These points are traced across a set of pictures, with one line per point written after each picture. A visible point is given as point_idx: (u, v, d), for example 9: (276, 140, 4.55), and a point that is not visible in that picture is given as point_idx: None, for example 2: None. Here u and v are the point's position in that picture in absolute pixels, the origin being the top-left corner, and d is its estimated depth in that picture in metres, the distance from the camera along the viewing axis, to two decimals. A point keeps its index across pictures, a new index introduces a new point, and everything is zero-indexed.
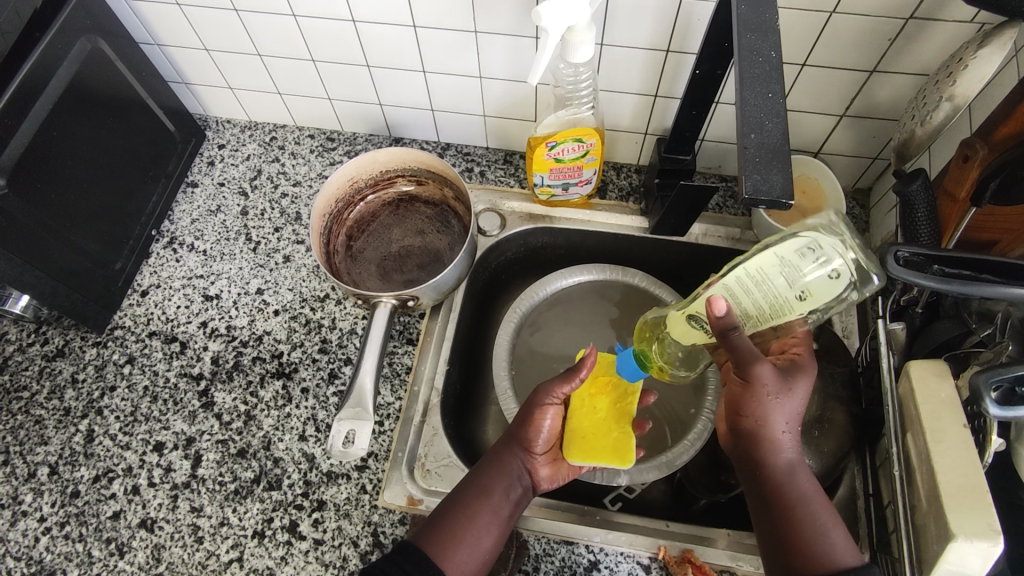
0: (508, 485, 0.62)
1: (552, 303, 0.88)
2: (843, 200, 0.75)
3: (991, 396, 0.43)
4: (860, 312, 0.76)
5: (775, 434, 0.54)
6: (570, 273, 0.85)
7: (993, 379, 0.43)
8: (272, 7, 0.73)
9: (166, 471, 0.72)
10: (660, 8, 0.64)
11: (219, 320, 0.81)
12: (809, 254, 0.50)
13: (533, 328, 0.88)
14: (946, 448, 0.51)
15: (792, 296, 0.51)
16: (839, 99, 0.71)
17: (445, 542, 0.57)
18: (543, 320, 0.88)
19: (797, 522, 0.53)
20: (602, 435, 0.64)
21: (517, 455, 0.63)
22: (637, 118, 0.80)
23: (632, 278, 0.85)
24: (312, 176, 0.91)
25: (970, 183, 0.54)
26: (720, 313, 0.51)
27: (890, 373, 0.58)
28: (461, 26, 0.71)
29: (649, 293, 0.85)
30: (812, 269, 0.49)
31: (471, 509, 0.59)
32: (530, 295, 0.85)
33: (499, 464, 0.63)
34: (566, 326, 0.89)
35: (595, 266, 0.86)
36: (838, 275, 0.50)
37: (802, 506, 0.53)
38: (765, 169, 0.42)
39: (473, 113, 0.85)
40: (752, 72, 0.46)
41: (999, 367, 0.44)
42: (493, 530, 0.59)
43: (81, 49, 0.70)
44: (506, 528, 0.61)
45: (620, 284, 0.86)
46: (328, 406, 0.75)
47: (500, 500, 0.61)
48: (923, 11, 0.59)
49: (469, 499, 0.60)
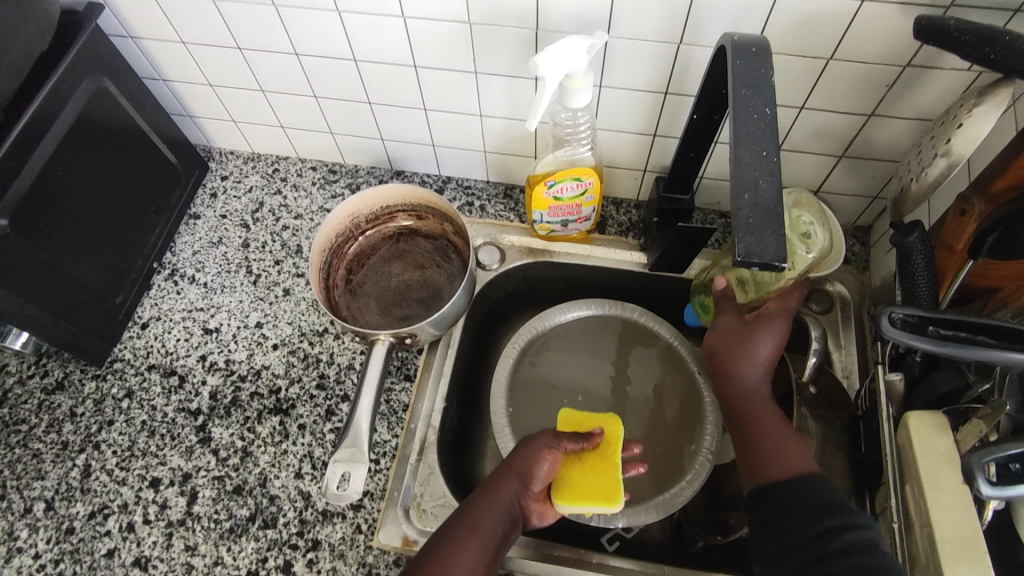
0: (499, 518, 0.60)
1: (552, 337, 0.86)
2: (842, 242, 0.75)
3: (984, 475, 0.46)
4: (860, 352, 0.75)
5: (740, 371, 0.59)
6: (569, 307, 0.85)
7: (986, 458, 0.46)
8: (275, 47, 0.74)
9: (161, 508, 0.72)
10: (658, 52, 0.65)
11: (218, 354, 0.81)
12: (804, 237, 0.64)
13: (532, 360, 0.86)
14: (945, 506, 0.50)
15: (802, 251, 0.64)
16: (837, 140, 0.71)
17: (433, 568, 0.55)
18: (543, 353, 0.86)
19: (756, 431, 0.57)
20: (592, 474, 0.64)
21: (509, 488, 0.61)
22: (636, 156, 0.80)
23: (632, 314, 0.84)
24: (314, 209, 0.91)
25: (968, 237, 0.54)
26: (718, 287, 0.64)
27: (889, 423, 0.57)
28: (462, 66, 0.71)
29: (649, 328, 0.84)
30: (796, 241, 0.64)
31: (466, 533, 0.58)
32: (529, 330, 0.85)
33: (493, 493, 0.61)
34: (567, 359, 0.87)
35: (594, 301, 0.85)
36: (809, 239, 0.64)
37: (766, 437, 0.57)
38: (759, 230, 0.42)
39: (473, 148, 0.85)
40: (746, 130, 0.46)
41: (993, 446, 0.46)
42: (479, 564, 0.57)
43: (85, 89, 0.71)
44: (493, 563, 0.58)
45: (619, 320, 0.85)
46: (324, 444, 0.75)
47: (487, 534, 0.58)
48: (920, 59, 0.60)
49: (455, 535, 0.57)
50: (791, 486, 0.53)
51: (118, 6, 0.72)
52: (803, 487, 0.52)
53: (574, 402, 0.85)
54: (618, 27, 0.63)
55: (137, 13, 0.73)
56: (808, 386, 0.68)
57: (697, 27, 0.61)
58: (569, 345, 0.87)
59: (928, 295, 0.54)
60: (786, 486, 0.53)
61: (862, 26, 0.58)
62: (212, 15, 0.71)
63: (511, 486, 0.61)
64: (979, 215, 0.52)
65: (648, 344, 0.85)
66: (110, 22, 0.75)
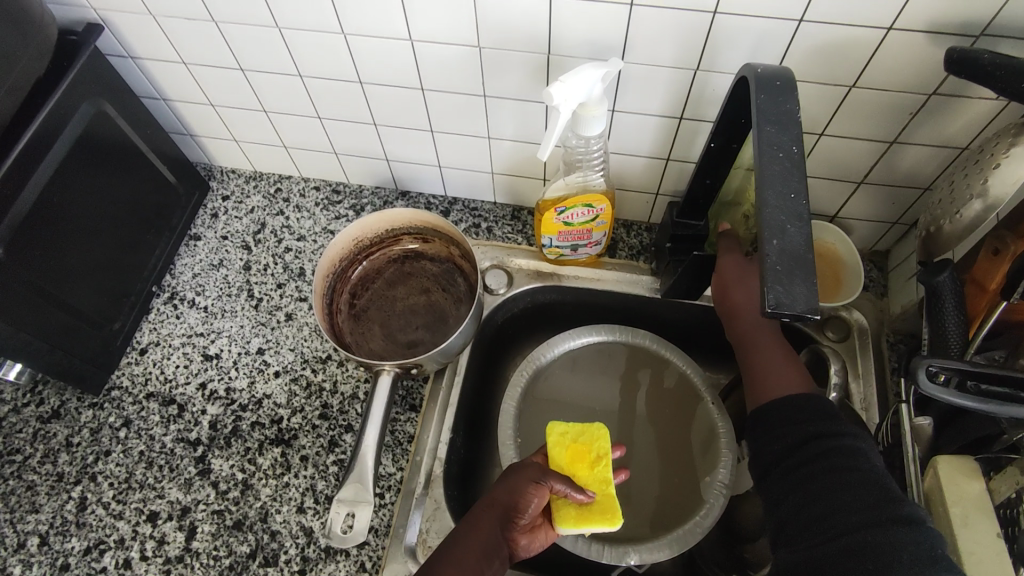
0: (484, 556, 0.56)
1: (560, 364, 0.84)
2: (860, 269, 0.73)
3: None
4: (880, 384, 0.73)
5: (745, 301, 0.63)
6: (578, 333, 0.83)
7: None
8: (279, 68, 0.72)
9: (159, 543, 0.70)
10: (674, 78, 0.63)
11: (218, 382, 0.79)
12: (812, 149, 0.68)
13: (540, 387, 0.83)
14: (979, 560, 0.48)
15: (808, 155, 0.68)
16: (857, 167, 0.69)
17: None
18: (552, 380, 0.84)
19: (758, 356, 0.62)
20: (583, 501, 0.60)
21: (495, 522, 0.58)
22: (648, 179, 0.78)
23: (642, 341, 0.82)
24: (317, 230, 0.89)
25: (1001, 276, 0.52)
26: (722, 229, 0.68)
27: (916, 466, 0.55)
28: (470, 90, 0.69)
29: (660, 355, 0.82)
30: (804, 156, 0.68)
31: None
32: (537, 358, 0.82)
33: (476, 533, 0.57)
34: (576, 387, 0.84)
35: (604, 326, 0.83)
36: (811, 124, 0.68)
37: (771, 361, 0.61)
38: (788, 279, 0.40)
39: (481, 170, 0.83)
40: (773, 169, 0.44)
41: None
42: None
43: (84, 112, 0.69)
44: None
45: (629, 347, 0.83)
46: (327, 476, 0.73)
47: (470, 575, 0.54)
48: (947, 88, 0.57)
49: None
50: (798, 399, 0.56)
51: (118, 27, 0.71)
52: (803, 399, 0.56)
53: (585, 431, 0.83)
54: (633, 53, 0.61)
55: (137, 34, 0.71)
56: None
57: (716, 53, 0.59)
58: (579, 372, 0.84)
59: (958, 336, 0.52)
60: (789, 403, 0.56)
61: (888, 54, 0.56)
62: (214, 36, 0.69)
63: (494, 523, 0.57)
64: (1014, 256, 0.51)
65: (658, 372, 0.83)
66: (109, 43, 0.73)
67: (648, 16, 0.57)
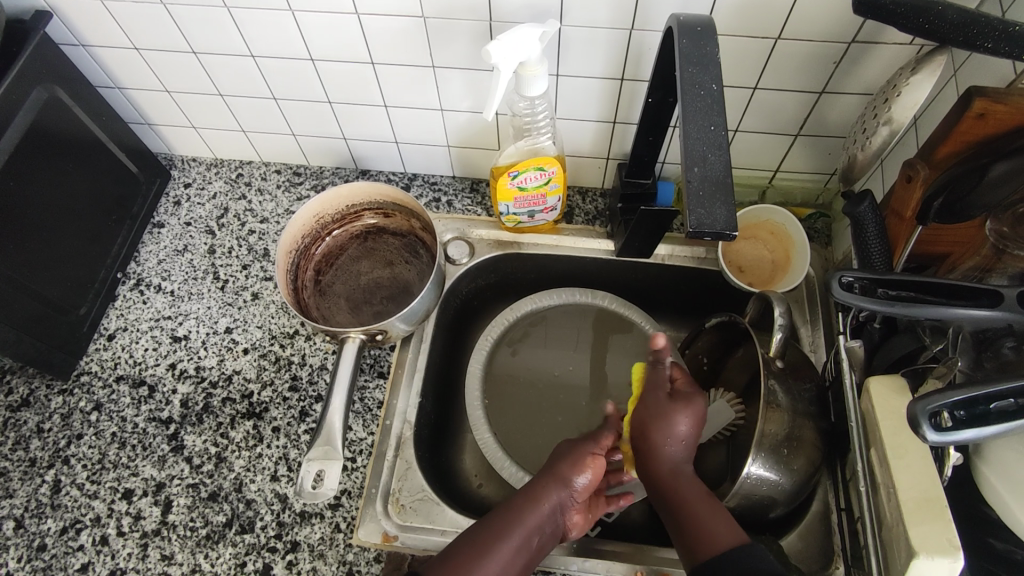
0: (536, 528, 0.56)
1: (523, 326, 0.85)
2: (807, 243, 0.78)
3: (929, 422, 0.41)
4: (826, 325, 0.77)
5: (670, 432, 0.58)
6: (541, 297, 0.85)
7: (931, 405, 0.41)
8: (231, 49, 0.74)
9: (135, 519, 0.71)
10: (612, 39, 0.66)
11: (188, 362, 0.80)
12: None
13: (503, 348, 0.84)
14: (906, 464, 0.52)
15: None
16: (791, 120, 0.73)
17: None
18: (515, 340, 0.85)
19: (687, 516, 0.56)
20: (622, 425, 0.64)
21: (552, 492, 0.57)
22: (597, 144, 0.81)
23: (603, 302, 0.85)
24: (280, 212, 0.91)
25: (915, 202, 0.56)
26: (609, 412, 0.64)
27: (852, 389, 0.59)
28: (419, 61, 0.72)
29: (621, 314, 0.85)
30: None
31: (485, 545, 0.54)
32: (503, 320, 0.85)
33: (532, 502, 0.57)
34: (539, 347, 0.86)
35: (566, 290, 0.85)
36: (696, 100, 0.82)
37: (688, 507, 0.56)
38: (709, 203, 0.44)
39: (436, 143, 0.85)
40: (695, 106, 0.47)
41: (936, 393, 0.41)
42: (503, 574, 0.54)
43: (36, 97, 0.70)
44: (521, 574, 0.55)
45: (596, 309, 0.85)
46: (299, 445, 0.75)
47: (519, 545, 0.55)
48: (863, 35, 0.61)
49: (491, 537, 0.54)
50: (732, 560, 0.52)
51: (66, 14, 0.72)
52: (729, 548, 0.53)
53: (545, 392, 0.83)
54: (569, 16, 0.63)
55: (87, 20, 0.72)
56: (776, 361, 0.68)
57: (647, 12, 0.62)
58: (545, 335, 0.86)
59: (881, 259, 0.57)
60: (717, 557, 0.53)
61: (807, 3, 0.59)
62: (164, 19, 0.71)
63: (538, 510, 0.56)
64: (924, 180, 0.55)
65: (620, 334, 0.85)
66: (59, 31, 0.74)
67: None
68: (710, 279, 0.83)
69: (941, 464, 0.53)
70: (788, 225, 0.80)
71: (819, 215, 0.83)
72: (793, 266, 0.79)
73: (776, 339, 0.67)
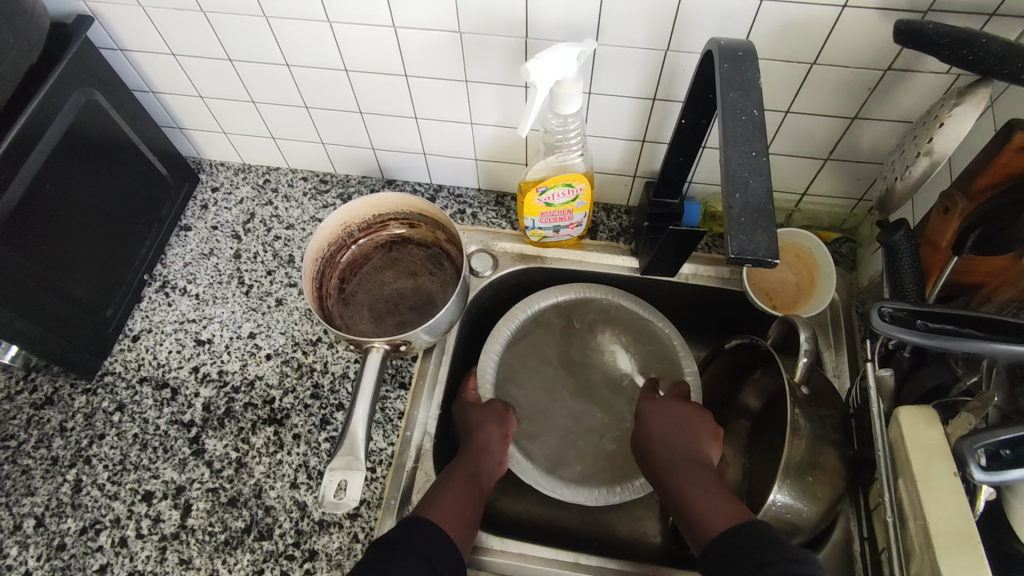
0: (466, 469, 0.66)
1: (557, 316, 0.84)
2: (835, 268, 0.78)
3: (977, 462, 0.46)
4: (850, 352, 0.76)
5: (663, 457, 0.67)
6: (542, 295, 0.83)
7: (977, 445, 0.46)
8: (266, 58, 0.75)
9: (155, 522, 0.71)
10: (646, 60, 0.66)
11: (210, 365, 0.81)
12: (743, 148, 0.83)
13: (544, 334, 0.84)
14: (939, 497, 0.51)
15: None
16: (822, 144, 0.73)
17: (448, 519, 0.60)
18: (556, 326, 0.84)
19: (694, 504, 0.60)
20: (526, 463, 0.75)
21: (466, 454, 0.69)
22: (625, 161, 0.81)
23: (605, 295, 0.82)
24: (306, 219, 0.91)
25: (952, 233, 0.57)
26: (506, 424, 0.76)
27: (881, 418, 0.58)
28: (453, 76, 0.72)
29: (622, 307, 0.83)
30: None
31: (443, 488, 0.63)
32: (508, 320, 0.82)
33: (466, 460, 0.68)
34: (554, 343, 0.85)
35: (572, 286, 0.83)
36: None
37: (700, 494, 0.60)
38: (751, 229, 0.44)
39: (464, 156, 0.86)
40: (736, 131, 0.48)
41: (983, 432, 0.46)
42: (466, 506, 0.62)
43: (75, 101, 0.71)
44: (473, 499, 0.64)
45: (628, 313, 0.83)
46: (319, 453, 0.75)
47: (463, 481, 0.65)
48: (900, 63, 0.61)
49: (441, 484, 0.64)
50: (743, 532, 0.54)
51: (108, 19, 0.73)
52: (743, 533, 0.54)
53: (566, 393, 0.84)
54: (606, 35, 0.64)
55: (127, 25, 0.73)
56: (801, 387, 0.67)
57: (684, 34, 0.62)
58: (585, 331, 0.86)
59: (915, 290, 0.57)
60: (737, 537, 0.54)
61: (844, 31, 0.59)
62: (203, 26, 0.72)
63: (464, 459, 0.68)
64: (962, 212, 0.56)
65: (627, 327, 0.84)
66: (100, 35, 0.75)
67: None
68: (733, 300, 0.83)
69: (972, 500, 0.53)
70: (813, 246, 0.80)
71: (845, 240, 0.83)
72: (819, 287, 0.78)
73: (802, 364, 0.67)
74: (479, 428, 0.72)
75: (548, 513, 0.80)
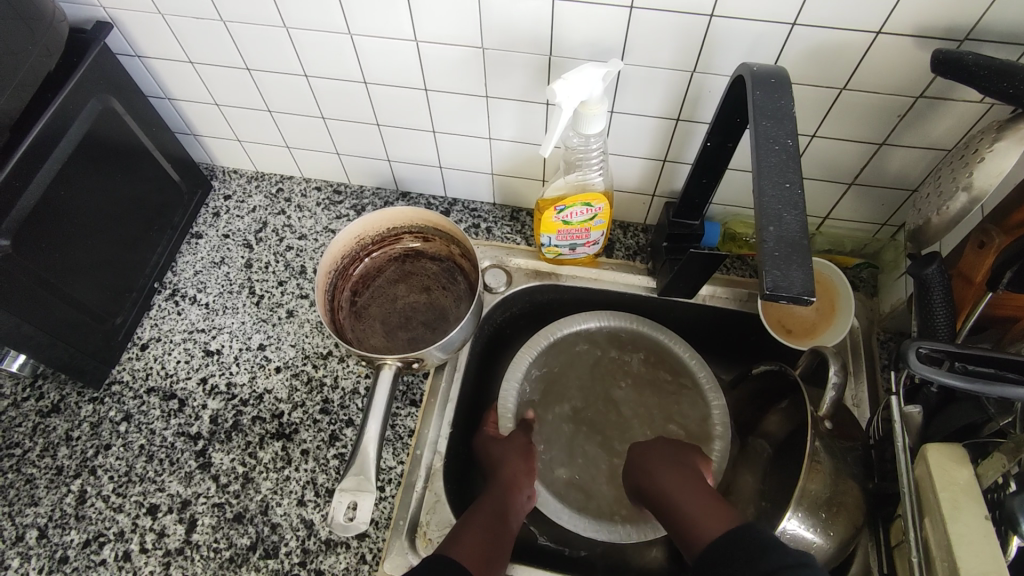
0: (492, 503, 0.66)
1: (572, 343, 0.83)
2: (853, 296, 0.76)
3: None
4: (871, 381, 0.75)
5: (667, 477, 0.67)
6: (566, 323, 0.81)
7: None
8: (284, 68, 0.74)
9: (159, 536, 0.70)
10: (671, 80, 0.65)
11: (219, 377, 0.79)
12: None
13: (561, 356, 0.83)
14: (969, 541, 0.49)
15: None
16: (847, 169, 0.71)
17: (473, 549, 0.59)
18: (573, 348, 0.83)
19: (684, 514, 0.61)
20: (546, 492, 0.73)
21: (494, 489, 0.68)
22: (644, 180, 0.80)
23: (626, 322, 0.81)
24: (318, 229, 0.90)
25: (987, 269, 0.57)
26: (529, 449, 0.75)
27: (906, 454, 0.57)
28: (473, 91, 0.71)
29: (643, 334, 0.81)
30: None
31: (467, 521, 0.63)
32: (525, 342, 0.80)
33: (492, 495, 0.67)
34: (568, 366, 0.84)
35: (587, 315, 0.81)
36: None
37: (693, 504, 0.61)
38: (785, 265, 0.42)
39: (481, 171, 0.85)
40: (770, 161, 0.46)
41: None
42: (491, 541, 0.61)
43: (92, 108, 0.70)
44: (499, 534, 0.63)
45: (653, 341, 0.81)
46: (327, 470, 0.73)
47: (486, 515, 0.64)
48: (933, 91, 0.60)
49: (466, 517, 0.63)
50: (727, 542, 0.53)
51: (126, 25, 0.72)
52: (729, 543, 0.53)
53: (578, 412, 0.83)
54: (632, 55, 0.63)
55: (145, 32, 0.72)
56: (825, 421, 0.65)
57: (713, 56, 0.61)
58: (601, 353, 0.84)
59: (944, 325, 0.55)
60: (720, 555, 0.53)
61: (877, 57, 0.58)
62: (221, 34, 0.71)
63: (492, 494, 0.67)
64: (999, 248, 0.55)
65: (646, 350, 0.83)
66: (117, 41, 0.74)
67: (648, 18, 0.58)
68: (751, 323, 0.81)
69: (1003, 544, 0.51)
70: (834, 275, 0.78)
71: (866, 265, 0.81)
72: (839, 313, 0.77)
73: (828, 398, 0.65)
74: (507, 462, 0.71)
75: (558, 536, 0.78)
